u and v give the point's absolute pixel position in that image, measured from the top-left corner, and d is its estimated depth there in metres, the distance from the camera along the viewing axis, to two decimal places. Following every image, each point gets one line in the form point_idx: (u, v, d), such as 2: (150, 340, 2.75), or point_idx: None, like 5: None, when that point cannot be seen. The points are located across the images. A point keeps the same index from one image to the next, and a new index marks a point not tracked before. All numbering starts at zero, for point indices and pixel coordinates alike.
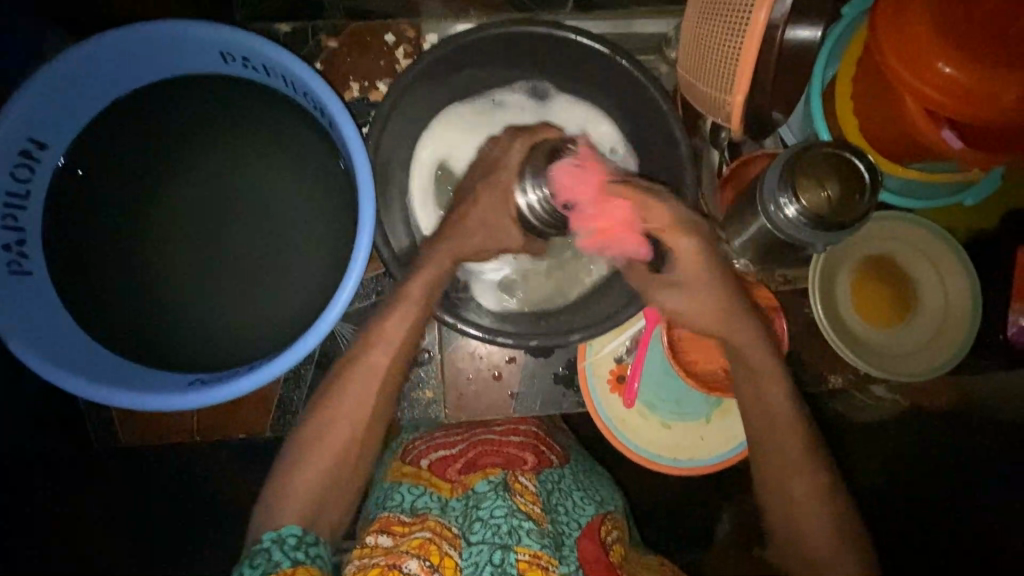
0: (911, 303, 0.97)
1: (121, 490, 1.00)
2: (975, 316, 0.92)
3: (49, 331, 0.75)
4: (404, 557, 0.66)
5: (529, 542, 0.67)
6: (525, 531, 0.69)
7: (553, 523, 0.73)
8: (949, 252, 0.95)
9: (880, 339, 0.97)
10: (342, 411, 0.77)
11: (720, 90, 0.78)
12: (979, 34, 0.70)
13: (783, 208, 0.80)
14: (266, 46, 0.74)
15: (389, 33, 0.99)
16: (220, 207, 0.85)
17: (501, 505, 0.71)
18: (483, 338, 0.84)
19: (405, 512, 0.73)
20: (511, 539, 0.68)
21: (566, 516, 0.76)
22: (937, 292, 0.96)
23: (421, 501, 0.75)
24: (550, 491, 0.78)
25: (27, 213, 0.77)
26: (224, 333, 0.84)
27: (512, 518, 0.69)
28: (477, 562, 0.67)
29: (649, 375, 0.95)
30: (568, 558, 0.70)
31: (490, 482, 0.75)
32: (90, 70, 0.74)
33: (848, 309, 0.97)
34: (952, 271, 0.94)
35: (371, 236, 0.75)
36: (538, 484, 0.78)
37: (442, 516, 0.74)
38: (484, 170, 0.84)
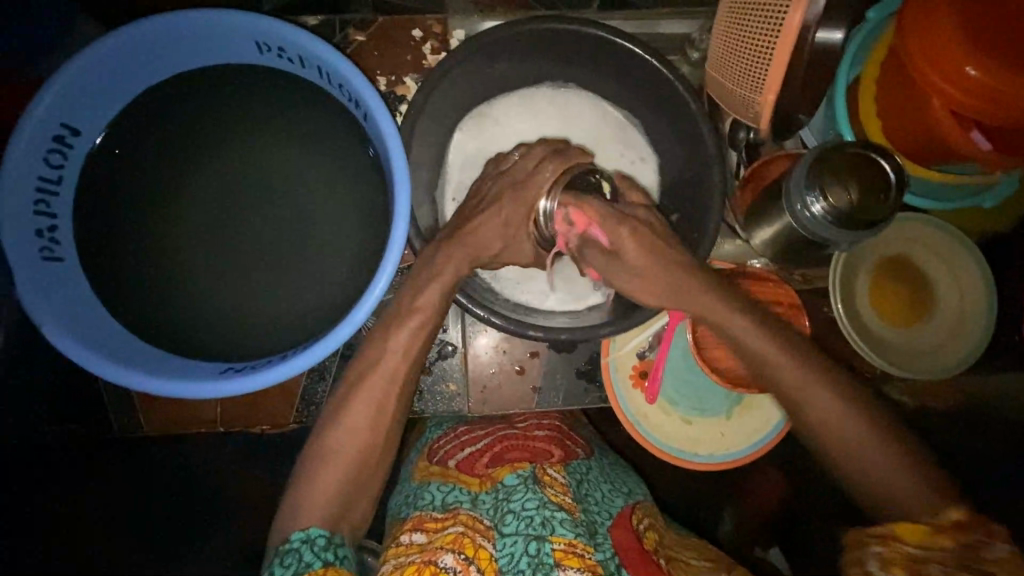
0: (927, 306, 0.98)
1: (121, 488, 1.01)
2: (990, 322, 0.93)
3: (81, 318, 0.75)
4: (438, 552, 0.66)
5: (563, 532, 0.67)
6: (558, 521, 0.69)
7: (584, 513, 0.74)
8: (966, 257, 0.96)
9: (893, 337, 0.98)
10: (364, 404, 0.76)
11: (751, 90, 0.79)
12: (1006, 37, 0.72)
13: (809, 207, 0.82)
14: (303, 37, 0.74)
15: (416, 28, 1.00)
16: (247, 197, 0.84)
17: (532, 497, 0.71)
18: (514, 331, 0.85)
19: (437, 509, 0.74)
20: (545, 530, 0.68)
21: (596, 507, 0.78)
22: (954, 297, 0.97)
23: (451, 498, 0.76)
24: (579, 482, 0.80)
25: (59, 200, 0.77)
26: (252, 322, 0.83)
27: (543, 509, 0.70)
28: (512, 553, 0.67)
29: (671, 371, 0.96)
30: (603, 546, 0.70)
31: (518, 476, 0.76)
32: (126, 57, 0.74)
33: (865, 307, 0.98)
34: (968, 277, 0.96)
35: (405, 227, 0.75)
36: (567, 476, 0.79)
37: (473, 510, 0.74)
38: (511, 180, 0.81)
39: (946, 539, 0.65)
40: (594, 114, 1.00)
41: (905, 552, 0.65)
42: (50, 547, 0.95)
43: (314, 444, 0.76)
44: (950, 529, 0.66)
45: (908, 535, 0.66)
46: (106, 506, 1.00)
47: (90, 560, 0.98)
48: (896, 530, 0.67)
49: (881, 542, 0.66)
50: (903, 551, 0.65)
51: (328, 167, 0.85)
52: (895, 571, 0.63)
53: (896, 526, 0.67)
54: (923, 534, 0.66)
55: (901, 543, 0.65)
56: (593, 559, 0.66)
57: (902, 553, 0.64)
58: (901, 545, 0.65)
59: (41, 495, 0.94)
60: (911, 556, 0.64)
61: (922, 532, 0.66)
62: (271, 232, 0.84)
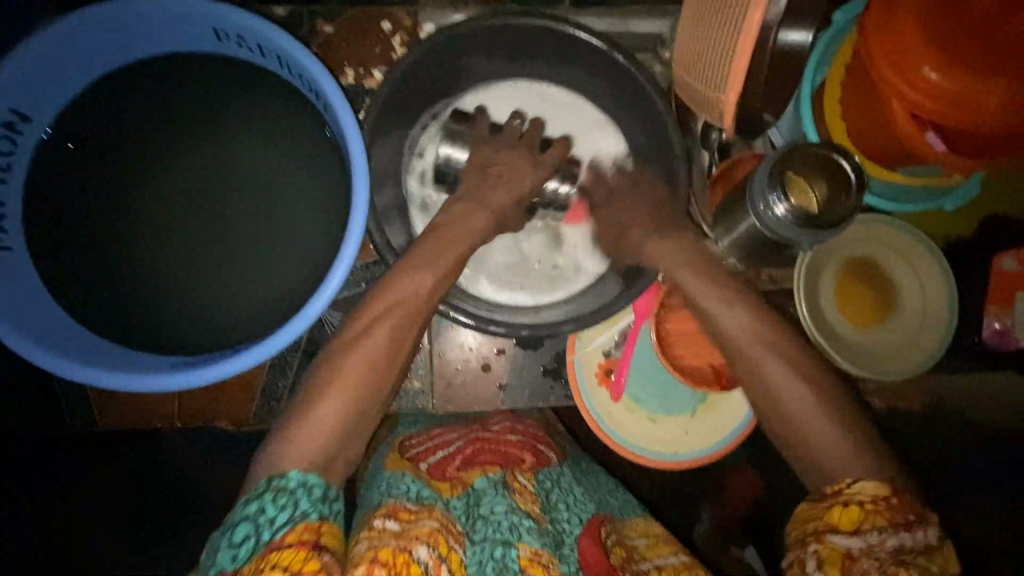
0: (884, 320, 0.99)
1: (121, 489, 0.96)
2: (950, 289, 0.96)
3: (27, 312, 0.73)
4: (415, 542, 0.64)
5: (531, 539, 0.69)
6: (526, 528, 0.70)
7: (552, 522, 0.75)
8: (895, 229, 0.98)
9: (840, 323, 0.98)
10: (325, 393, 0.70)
11: (715, 89, 0.79)
12: (961, 41, 0.72)
13: (772, 207, 0.82)
14: (262, 25, 0.73)
15: (386, 20, 0.99)
16: (201, 185, 0.82)
17: (502, 502, 0.73)
18: (476, 326, 0.85)
19: (411, 499, 0.70)
20: (513, 535, 0.69)
21: (565, 513, 0.78)
22: (909, 332, 0.98)
23: (425, 492, 0.73)
24: (548, 490, 0.81)
25: (6, 186, 0.76)
26: (209, 317, 0.82)
27: (512, 515, 0.71)
28: (480, 560, 0.67)
29: (638, 368, 0.96)
30: (568, 558, 0.71)
31: (489, 479, 0.77)
32: (77, 43, 0.73)
33: (845, 326, 0.98)
34: (905, 245, 0.98)
35: (363, 222, 0.74)
36: (536, 484, 0.80)
37: (447, 510, 0.72)
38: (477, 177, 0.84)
39: (879, 523, 0.59)
40: (572, 116, 1.02)
41: (838, 546, 0.59)
42: (49, 547, 0.89)
43: (304, 398, 0.72)
44: (877, 507, 0.60)
45: (841, 524, 0.60)
46: (106, 505, 0.95)
47: (90, 560, 0.93)
48: (831, 519, 0.61)
49: (817, 538, 0.61)
50: (837, 545, 0.59)
51: (288, 160, 0.83)
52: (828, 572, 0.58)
53: (829, 513, 0.62)
54: (855, 517, 0.60)
55: (833, 534, 0.60)
56: (558, 569, 0.68)
57: (835, 549, 0.59)
58: (834, 537, 0.60)
59: (42, 495, 0.89)
60: (844, 551, 0.58)
61: (857, 514, 0.61)
62: (230, 226, 0.83)
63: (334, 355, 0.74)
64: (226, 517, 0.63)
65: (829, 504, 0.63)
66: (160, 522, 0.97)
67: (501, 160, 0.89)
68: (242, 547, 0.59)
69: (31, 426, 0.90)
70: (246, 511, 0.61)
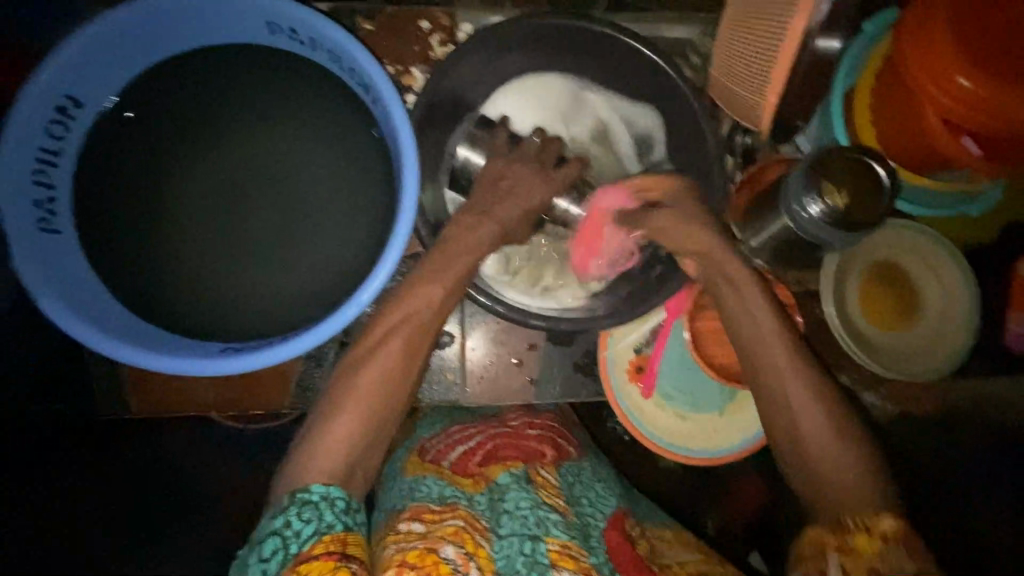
0: (900, 326, 1.01)
1: (121, 489, 0.94)
2: (972, 313, 0.97)
3: (76, 294, 0.74)
4: (440, 542, 0.65)
5: (558, 533, 0.69)
6: (552, 522, 0.71)
7: (578, 515, 0.76)
8: (934, 244, 0.99)
9: (857, 319, 1.01)
10: (363, 384, 0.72)
11: (754, 92, 0.81)
12: (999, 52, 0.74)
13: (808, 208, 0.83)
14: (316, 20, 0.74)
15: (425, 19, 1.00)
16: (247, 174, 0.83)
17: (526, 497, 0.73)
18: (517, 320, 0.87)
19: (434, 501, 0.71)
20: (540, 530, 0.69)
21: (589, 508, 0.79)
22: (919, 343, 1.00)
23: (448, 491, 0.73)
24: (572, 484, 0.81)
25: (58, 170, 0.76)
26: (250, 304, 0.83)
27: (538, 509, 0.72)
28: (508, 554, 0.67)
29: (669, 364, 0.97)
30: (597, 550, 0.71)
31: (511, 474, 0.77)
32: (135, 31, 0.74)
33: (866, 327, 1.01)
34: (932, 254, 1.00)
35: (412, 212, 0.76)
36: (559, 477, 0.81)
37: (470, 507, 0.72)
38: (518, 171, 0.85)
39: (900, 554, 0.61)
40: (598, 130, 1.00)
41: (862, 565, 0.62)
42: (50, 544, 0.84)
43: (335, 392, 0.72)
44: (894, 541, 0.62)
45: (866, 549, 0.62)
46: (107, 505, 0.92)
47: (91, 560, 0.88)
48: (854, 542, 0.63)
49: (841, 553, 0.63)
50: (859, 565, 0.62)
51: (333, 152, 0.84)
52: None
53: (853, 536, 0.64)
54: (873, 548, 0.62)
55: (859, 556, 0.62)
56: (588, 561, 0.68)
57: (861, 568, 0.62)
58: (860, 558, 0.62)
59: (41, 495, 0.84)
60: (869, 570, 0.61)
61: (875, 545, 0.62)
62: (266, 218, 0.83)
63: (362, 356, 0.74)
64: (253, 532, 0.64)
65: (853, 529, 0.64)
66: (160, 522, 0.95)
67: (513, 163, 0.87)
68: (272, 560, 0.60)
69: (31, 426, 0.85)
70: (273, 526, 0.62)
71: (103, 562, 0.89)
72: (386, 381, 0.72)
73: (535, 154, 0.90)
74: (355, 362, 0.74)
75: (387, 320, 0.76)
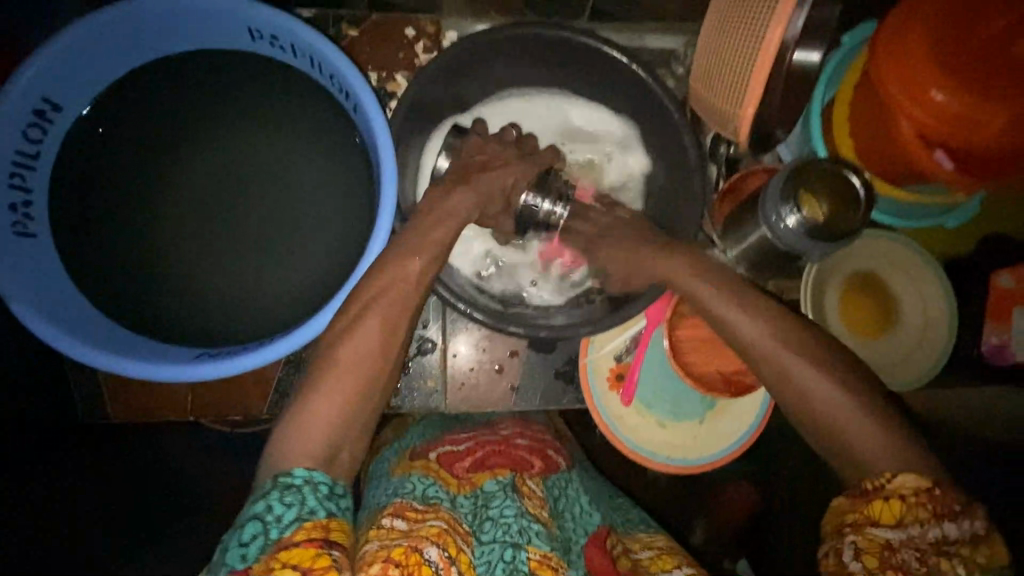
0: (878, 337, 1.02)
1: (121, 489, 0.91)
2: (953, 327, 0.97)
3: (50, 298, 0.73)
4: (424, 542, 0.63)
5: (539, 543, 0.69)
6: (534, 531, 0.70)
7: (560, 528, 0.75)
8: (917, 258, 1.00)
9: (836, 327, 1.02)
10: (342, 365, 0.69)
11: (732, 103, 0.81)
12: (967, 66, 0.77)
13: (783, 219, 0.85)
14: (297, 27, 0.74)
15: (410, 27, 1.01)
16: (227, 180, 0.83)
17: (511, 505, 0.72)
18: (495, 327, 0.86)
19: (418, 499, 0.70)
20: (522, 538, 0.68)
21: (571, 523, 0.79)
22: (897, 355, 1.00)
23: (432, 492, 0.73)
24: (557, 497, 0.81)
25: (35, 174, 0.76)
26: (229, 310, 0.83)
27: (521, 518, 0.70)
28: (489, 560, 0.67)
29: (648, 373, 0.98)
30: (576, 564, 0.72)
31: (498, 482, 0.76)
32: (114, 34, 0.74)
33: (844, 336, 1.01)
34: (920, 273, 1.00)
35: (391, 220, 0.78)
36: (545, 489, 0.80)
37: (453, 511, 0.71)
38: (500, 178, 0.86)
39: (923, 514, 0.57)
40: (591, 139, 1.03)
41: (877, 538, 0.58)
42: None
43: (315, 370, 0.70)
44: (920, 501, 0.58)
45: (883, 517, 0.59)
46: (106, 506, 0.89)
47: None
48: (871, 512, 0.59)
49: (856, 530, 0.59)
50: (876, 538, 0.58)
51: (313, 158, 0.85)
52: (866, 562, 0.57)
53: (870, 506, 0.60)
54: (898, 512, 0.58)
55: (874, 527, 0.58)
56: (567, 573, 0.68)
57: (875, 540, 0.58)
58: (875, 529, 0.58)
59: None
60: (884, 542, 0.57)
61: (900, 509, 0.58)
62: (253, 222, 0.83)
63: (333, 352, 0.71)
64: (224, 536, 0.59)
65: (871, 496, 0.60)
66: (159, 522, 0.91)
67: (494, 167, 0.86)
68: (251, 546, 0.56)
69: (31, 426, 0.84)
70: (253, 511, 0.58)
71: (102, 562, 0.85)
72: (367, 365, 0.69)
73: (515, 140, 0.93)
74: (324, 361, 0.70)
75: (358, 301, 0.73)
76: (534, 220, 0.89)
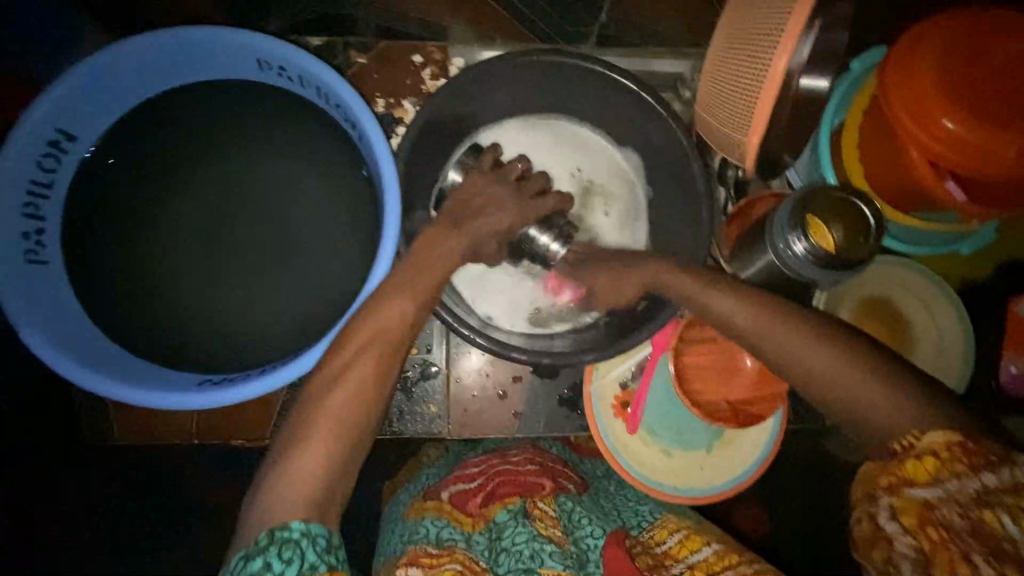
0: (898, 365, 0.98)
1: None
2: (967, 352, 0.96)
3: (60, 324, 0.75)
4: None
5: (553, 563, 0.68)
6: (547, 553, 0.69)
7: (575, 543, 0.73)
8: (928, 285, 0.98)
9: None
10: (332, 409, 0.65)
11: (737, 130, 0.81)
12: (981, 93, 0.75)
13: (793, 246, 0.83)
14: (306, 59, 0.76)
15: (417, 54, 1.02)
16: (235, 206, 0.85)
17: (522, 531, 0.71)
18: (498, 352, 0.85)
19: (432, 543, 0.70)
20: (534, 562, 0.68)
21: (589, 528, 0.75)
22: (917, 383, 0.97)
23: (446, 533, 0.72)
24: (571, 512, 0.77)
25: (48, 203, 0.78)
26: (233, 334, 0.83)
27: (533, 542, 0.70)
28: None
29: (653, 401, 0.96)
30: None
31: (509, 511, 0.74)
32: (128, 66, 0.76)
33: None
34: (939, 303, 0.98)
35: (393, 247, 0.78)
36: (557, 508, 0.77)
37: (469, 550, 0.71)
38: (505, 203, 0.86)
39: (958, 469, 0.55)
40: (596, 167, 1.05)
41: (915, 497, 0.55)
42: None
43: (305, 412, 0.66)
44: (953, 458, 0.56)
45: (917, 476, 0.57)
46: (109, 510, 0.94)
47: None
48: (905, 471, 0.58)
49: (890, 491, 0.57)
50: (912, 497, 0.56)
51: (319, 185, 0.86)
52: (903, 521, 0.55)
53: (903, 466, 0.58)
54: (930, 468, 0.56)
55: (909, 487, 0.56)
56: None
57: (912, 499, 0.56)
58: (910, 489, 0.56)
59: None
60: (921, 501, 0.55)
61: (933, 467, 0.56)
62: (259, 248, 0.85)
63: (325, 381, 0.67)
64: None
65: (901, 457, 0.59)
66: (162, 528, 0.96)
67: (497, 195, 0.87)
68: None
69: None
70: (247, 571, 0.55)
71: None
72: (360, 406, 0.66)
73: (516, 179, 0.90)
74: (317, 385, 0.67)
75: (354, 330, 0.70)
76: (534, 251, 0.91)
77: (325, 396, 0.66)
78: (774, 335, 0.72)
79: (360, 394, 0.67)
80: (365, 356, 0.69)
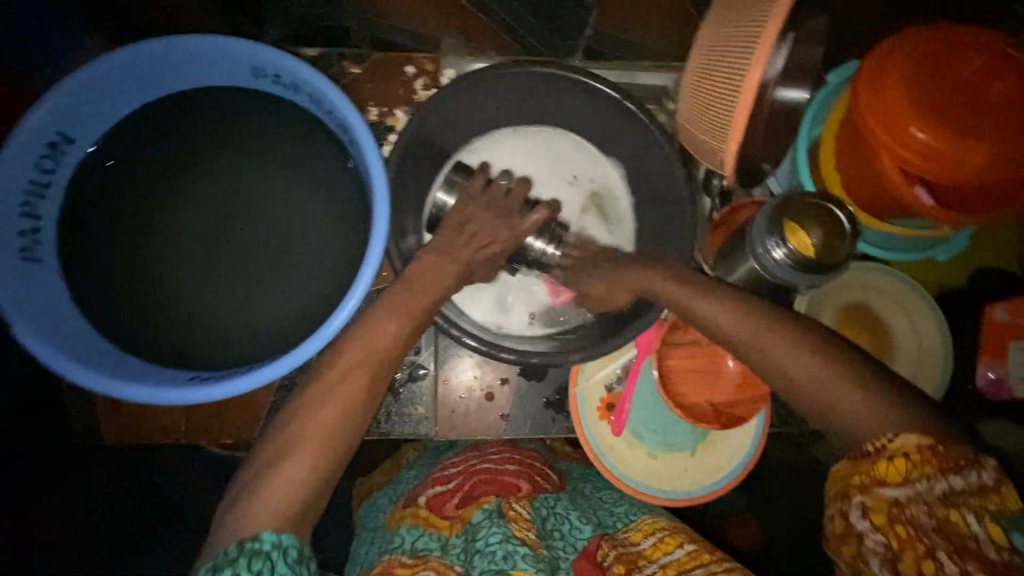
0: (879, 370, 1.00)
1: None
2: (946, 357, 0.99)
3: (52, 320, 0.76)
4: None
5: (526, 565, 0.67)
6: (521, 555, 0.69)
7: (548, 549, 0.73)
8: (908, 291, 1.01)
9: None
10: (319, 419, 0.67)
11: (716, 138, 0.83)
12: (947, 105, 0.78)
13: (771, 251, 0.85)
14: (299, 67, 0.79)
15: (410, 64, 1.05)
16: (229, 208, 0.87)
17: (497, 531, 0.71)
18: (485, 353, 0.87)
19: (405, 554, 0.70)
20: (507, 564, 0.67)
21: (561, 542, 0.76)
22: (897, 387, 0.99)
23: (421, 542, 0.72)
24: (545, 518, 0.79)
25: (45, 202, 0.80)
26: (225, 334, 0.85)
27: (507, 543, 0.70)
28: None
29: (639, 404, 0.98)
30: None
31: (484, 511, 0.75)
32: (127, 74, 0.78)
33: None
34: (918, 308, 1.00)
35: (382, 247, 0.79)
36: (532, 512, 0.78)
37: (444, 557, 0.71)
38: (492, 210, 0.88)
39: (927, 470, 0.58)
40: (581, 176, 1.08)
41: (885, 496, 0.59)
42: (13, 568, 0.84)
43: (290, 422, 0.68)
44: (924, 460, 0.59)
45: (888, 476, 0.60)
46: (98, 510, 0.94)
47: None
48: (876, 472, 0.61)
49: (862, 490, 0.61)
50: (882, 496, 0.59)
51: (310, 188, 0.88)
52: (874, 520, 0.59)
53: (876, 466, 0.61)
54: (900, 470, 0.59)
55: (881, 487, 0.60)
56: None
57: (882, 499, 0.59)
58: (882, 488, 0.60)
59: None
60: (891, 500, 0.59)
61: (901, 467, 0.60)
62: (252, 249, 0.86)
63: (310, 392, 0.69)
64: None
65: (874, 458, 0.61)
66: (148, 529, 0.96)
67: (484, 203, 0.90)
68: None
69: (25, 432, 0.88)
70: None
71: None
72: (347, 415, 0.68)
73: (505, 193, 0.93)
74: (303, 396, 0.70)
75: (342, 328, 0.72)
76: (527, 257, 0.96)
77: (308, 403, 0.69)
78: (754, 336, 0.73)
79: (347, 404, 0.69)
80: (351, 362, 0.71)
